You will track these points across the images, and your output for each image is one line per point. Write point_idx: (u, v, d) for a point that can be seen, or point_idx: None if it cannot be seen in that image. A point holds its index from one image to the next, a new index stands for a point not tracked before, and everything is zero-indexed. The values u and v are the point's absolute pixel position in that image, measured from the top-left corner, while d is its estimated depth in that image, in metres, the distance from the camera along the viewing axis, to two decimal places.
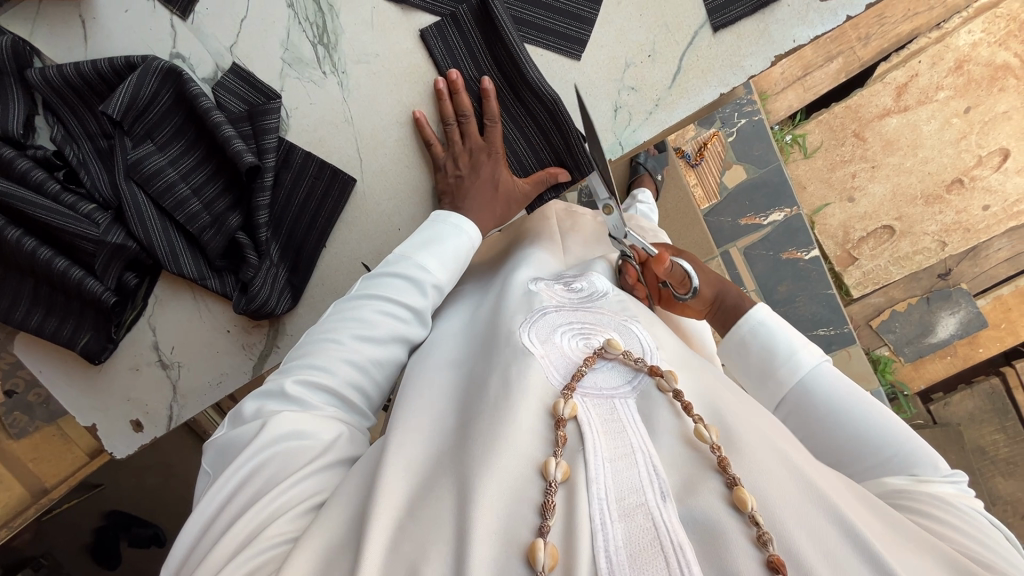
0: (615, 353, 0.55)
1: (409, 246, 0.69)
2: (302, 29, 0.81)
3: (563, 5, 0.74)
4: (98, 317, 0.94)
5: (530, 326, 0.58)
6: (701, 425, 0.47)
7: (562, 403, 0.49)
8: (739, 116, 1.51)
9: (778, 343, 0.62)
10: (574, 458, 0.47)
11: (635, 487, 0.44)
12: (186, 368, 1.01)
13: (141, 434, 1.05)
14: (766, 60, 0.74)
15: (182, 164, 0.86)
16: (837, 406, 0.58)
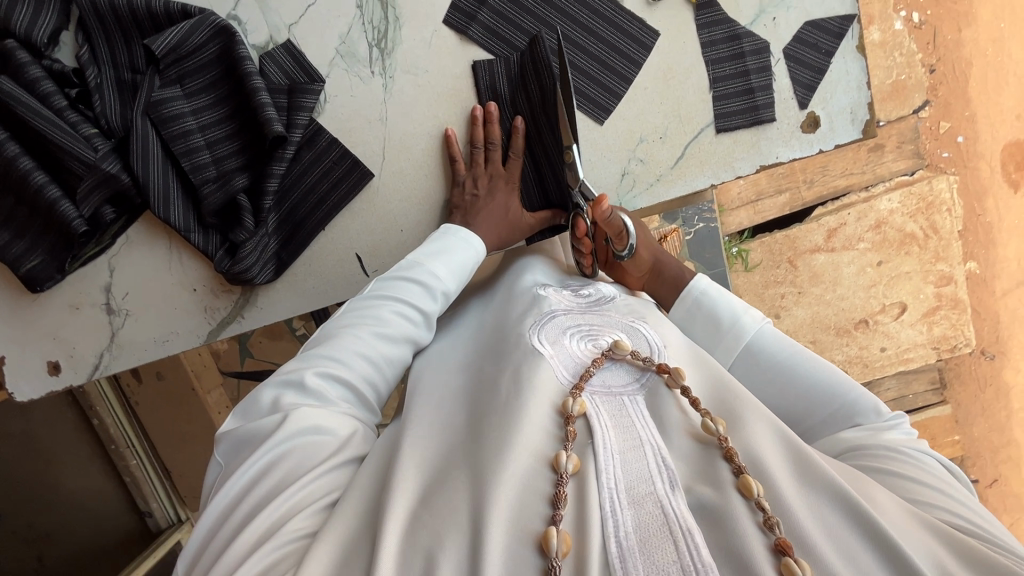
0: (623, 354, 0.61)
1: (423, 255, 0.75)
2: (364, 30, 0.86)
3: (600, 76, 0.84)
4: (56, 242, 0.88)
5: (540, 329, 0.66)
6: (709, 419, 0.54)
7: (572, 401, 0.56)
8: (699, 219, 1.68)
9: (722, 310, 0.71)
10: (584, 452, 0.53)
11: (644, 477, 0.50)
12: (132, 319, 0.96)
13: (56, 378, 0.97)
14: (752, 167, 0.86)
15: (205, 117, 0.86)
16: (774, 365, 0.66)
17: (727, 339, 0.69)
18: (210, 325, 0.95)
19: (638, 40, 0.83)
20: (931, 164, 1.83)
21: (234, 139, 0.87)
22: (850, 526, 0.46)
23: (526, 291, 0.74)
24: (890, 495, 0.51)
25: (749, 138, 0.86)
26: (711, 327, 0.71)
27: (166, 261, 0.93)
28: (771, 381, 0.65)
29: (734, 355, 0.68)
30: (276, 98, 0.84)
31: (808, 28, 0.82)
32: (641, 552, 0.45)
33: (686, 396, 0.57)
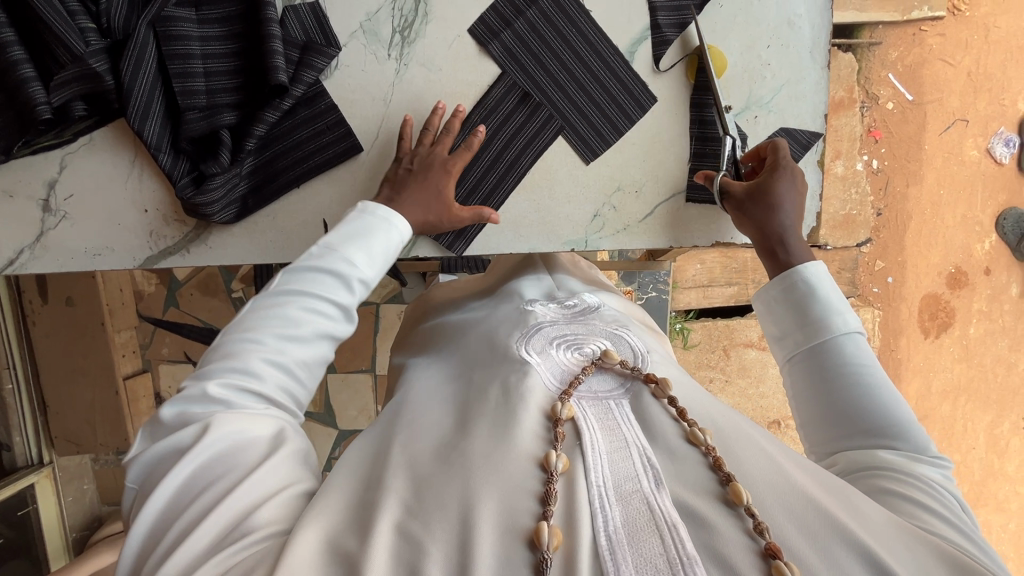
0: (612, 363, 0.68)
1: (339, 246, 0.72)
2: (391, 14, 0.87)
3: (592, 120, 0.90)
4: (11, 122, 0.83)
5: (527, 341, 0.73)
6: (697, 430, 0.61)
7: (562, 407, 0.63)
8: (652, 286, 1.90)
9: (829, 303, 0.70)
10: (572, 453, 0.59)
11: (631, 477, 0.56)
12: (68, 224, 0.91)
13: None
14: (710, 240, 0.94)
15: (212, 48, 0.86)
16: (849, 366, 0.67)
17: (816, 331, 0.69)
18: (150, 251, 0.91)
19: (638, 98, 0.89)
20: (862, 294, 2.03)
21: (234, 76, 0.87)
22: (830, 531, 0.51)
23: (509, 308, 0.82)
24: (877, 509, 0.55)
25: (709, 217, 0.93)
26: (799, 316, 0.71)
27: (123, 174, 0.90)
28: (836, 379, 0.66)
29: (809, 346, 0.69)
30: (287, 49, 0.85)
31: (782, 133, 0.90)
32: (630, 545, 0.51)
33: (673, 405, 0.64)
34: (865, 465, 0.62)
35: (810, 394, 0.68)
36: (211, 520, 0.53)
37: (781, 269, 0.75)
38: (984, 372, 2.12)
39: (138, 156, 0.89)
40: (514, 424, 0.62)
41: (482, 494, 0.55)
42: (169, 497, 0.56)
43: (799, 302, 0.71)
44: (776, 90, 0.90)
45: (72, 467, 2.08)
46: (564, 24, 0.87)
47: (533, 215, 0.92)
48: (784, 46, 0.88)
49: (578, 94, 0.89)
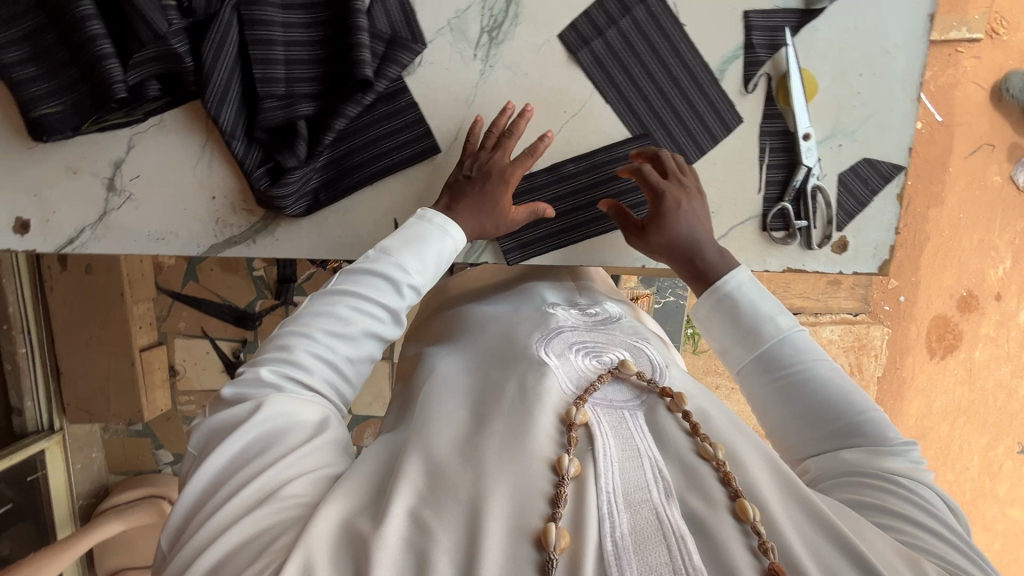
0: (628, 374, 0.68)
1: (393, 252, 0.72)
2: (480, 13, 0.85)
3: (677, 139, 0.88)
4: (85, 98, 0.81)
5: (546, 343, 0.73)
6: (708, 443, 0.60)
7: (576, 411, 0.61)
8: (670, 291, 1.91)
9: (759, 307, 0.73)
10: (585, 458, 0.58)
11: (641, 486, 0.55)
12: (132, 206, 0.88)
13: (21, 239, 0.88)
14: (782, 266, 0.93)
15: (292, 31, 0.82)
16: (795, 375, 0.69)
17: (752, 340, 0.72)
18: (215, 239, 0.89)
19: (724, 115, 0.88)
20: (873, 310, 2.05)
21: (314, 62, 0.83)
22: (834, 551, 0.51)
23: (534, 309, 0.80)
24: (883, 536, 0.55)
25: (782, 241, 0.92)
26: (732, 325, 0.74)
27: (192, 159, 0.87)
28: (786, 388, 0.69)
29: (751, 357, 0.72)
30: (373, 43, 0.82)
31: (864, 163, 0.90)
32: (635, 553, 0.49)
33: (688, 420, 0.62)
34: (837, 471, 0.64)
35: (781, 409, 0.69)
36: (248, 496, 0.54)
37: (708, 283, 0.77)
38: (984, 396, 2.10)
39: (209, 141, 0.87)
40: (532, 425, 0.60)
41: (496, 483, 0.54)
42: (219, 467, 0.57)
43: (745, 326, 0.73)
44: (863, 121, 0.88)
45: (81, 435, 2.06)
46: (655, 36, 0.86)
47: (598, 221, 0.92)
48: (876, 76, 0.87)
49: (662, 109, 0.88)
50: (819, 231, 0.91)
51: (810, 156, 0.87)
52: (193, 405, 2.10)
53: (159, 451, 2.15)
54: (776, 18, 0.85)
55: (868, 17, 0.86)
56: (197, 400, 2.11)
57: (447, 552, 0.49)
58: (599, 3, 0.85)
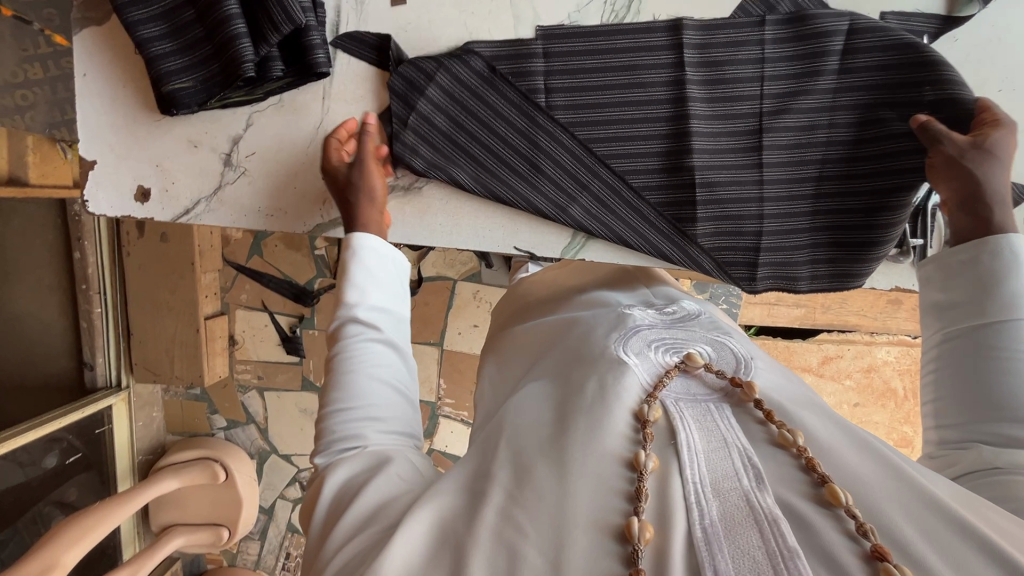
0: (696, 367, 0.64)
1: (348, 342, 0.68)
2: (600, 10, 0.86)
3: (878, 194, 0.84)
4: (214, 74, 0.83)
5: (624, 342, 0.68)
6: (787, 430, 0.55)
7: (649, 408, 0.58)
8: (723, 300, 1.87)
9: (1021, 269, 0.63)
10: (665, 454, 0.54)
11: (730, 474, 0.51)
12: (245, 181, 0.91)
13: (139, 207, 0.92)
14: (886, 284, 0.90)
15: (652, 127, 0.86)
16: (1015, 349, 0.60)
17: (1005, 303, 0.62)
18: (320, 219, 0.92)
19: None
20: None
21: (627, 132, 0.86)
22: (963, 539, 0.45)
23: (611, 313, 0.76)
24: (1005, 517, 0.49)
25: (891, 256, 0.90)
26: (978, 284, 0.64)
27: (306, 138, 0.90)
28: (993, 364, 0.60)
29: (982, 320, 0.62)
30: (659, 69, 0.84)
31: None
32: (726, 537, 0.46)
33: (759, 408, 0.58)
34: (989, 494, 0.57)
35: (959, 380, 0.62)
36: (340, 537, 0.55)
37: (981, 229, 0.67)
38: None
39: (324, 122, 0.89)
40: (605, 426, 0.57)
41: (575, 482, 0.52)
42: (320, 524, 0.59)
43: (985, 277, 0.64)
44: None
45: (145, 394, 2.16)
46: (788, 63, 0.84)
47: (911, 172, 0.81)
48: (1017, 93, 0.82)
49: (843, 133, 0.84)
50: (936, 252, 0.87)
51: None
52: (250, 374, 2.17)
53: (214, 415, 2.24)
54: (914, 22, 0.82)
55: (1012, 30, 0.81)
56: (253, 369, 2.18)
57: (535, 543, 0.48)
58: (738, 13, 0.85)
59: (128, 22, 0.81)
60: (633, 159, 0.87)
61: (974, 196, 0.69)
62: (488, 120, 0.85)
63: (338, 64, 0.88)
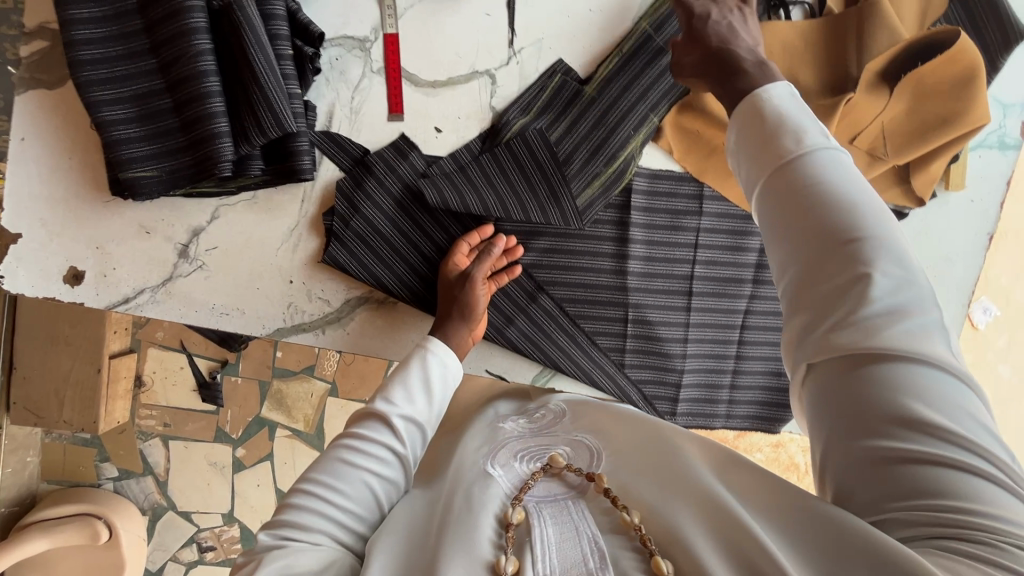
0: (559, 468, 0.55)
1: (364, 436, 0.59)
2: None
3: None
4: (184, 168, 0.77)
5: (493, 460, 0.59)
6: (626, 511, 0.47)
7: (512, 509, 0.49)
8: None
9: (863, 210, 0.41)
10: (521, 549, 0.45)
11: (576, 561, 0.43)
12: (201, 276, 0.84)
13: (67, 289, 0.82)
14: None
15: (607, 266, 0.89)
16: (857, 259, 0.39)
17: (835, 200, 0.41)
18: (283, 323, 0.85)
19: None
20: None
21: (569, 263, 0.89)
22: None
23: (485, 427, 0.69)
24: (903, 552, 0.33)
25: None
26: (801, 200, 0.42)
27: (278, 240, 0.84)
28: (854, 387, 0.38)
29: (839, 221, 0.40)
30: (607, 210, 0.88)
31: None
32: None
33: (607, 495, 0.50)
34: None
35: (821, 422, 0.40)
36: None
37: None
38: None
39: (300, 224, 0.84)
40: (457, 537, 0.46)
41: None
42: None
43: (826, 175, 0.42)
44: None
45: None
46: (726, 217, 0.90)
47: None
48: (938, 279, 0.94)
49: (769, 289, 0.92)
50: None
51: None
52: (153, 422, 1.78)
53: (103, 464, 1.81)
54: None
55: (939, 226, 0.93)
56: (157, 416, 1.77)
57: None
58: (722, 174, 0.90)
59: (88, 99, 0.74)
60: (578, 289, 0.89)
61: None
62: (418, 218, 0.84)
63: (324, 169, 0.84)
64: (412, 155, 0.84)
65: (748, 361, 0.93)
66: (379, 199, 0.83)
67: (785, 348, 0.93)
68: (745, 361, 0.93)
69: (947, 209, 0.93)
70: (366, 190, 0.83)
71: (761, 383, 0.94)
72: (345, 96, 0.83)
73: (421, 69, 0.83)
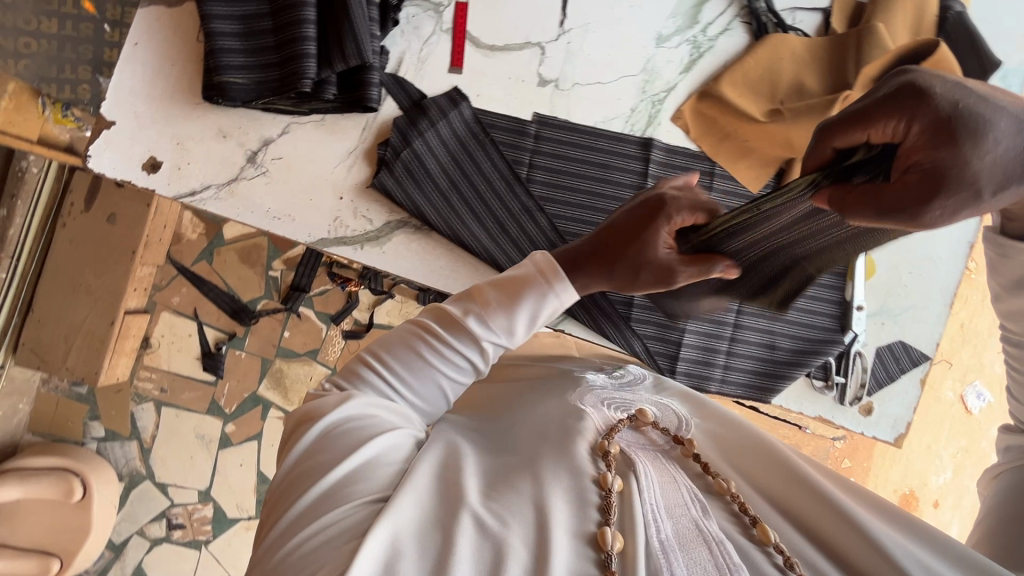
0: (646, 422, 0.61)
1: (457, 342, 0.57)
2: (622, 125, 0.99)
3: (797, 331, 1.00)
4: (271, 81, 0.89)
5: (581, 398, 0.63)
6: (721, 478, 0.55)
7: (608, 442, 0.56)
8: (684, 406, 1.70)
9: None
10: (625, 476, 0.53)
11: (682, 502, 0.51)
12: (262, 181, 0.93)
13: (143, 175, 0.91)
14: (815, 413, 1.02)
15: None
16: None
17: None
18: (326, 234, 0.94)
19: None
20: None
21: (588, 218, 0.98)
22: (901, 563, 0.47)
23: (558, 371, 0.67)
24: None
25: (819, 386, 1.02)
26: None
27: (335, 159, 0.95)
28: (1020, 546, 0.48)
29: None
30: (627, 175, 0.99)
31: (900, 345, 1.03)
32: (679, 549, 0.46)
33: (697, 460, 0.58)
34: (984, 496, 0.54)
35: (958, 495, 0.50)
36: (320, 486, 0.47)
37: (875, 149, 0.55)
38: None
39: (357, 148, 0.95)
40: (567, 458, 0.53)
41: (555, 492, 0.49)
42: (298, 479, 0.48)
43: None
44: (904, 308, 1.03)
45: None
46: (721, 211, 1.00)
47: (813, 320, 1.00)
48: (921, 278, 1.03)
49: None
50: (852, 390, 1.02)
51: (858, 323, 1.00)
52: (151, 385, 1.68)
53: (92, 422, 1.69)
54: None
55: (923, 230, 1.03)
56: (157, 380, 1.69)
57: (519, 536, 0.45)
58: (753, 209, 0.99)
59: (204, 12, 0.87)
60: None
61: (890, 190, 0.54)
62: (460, 159, 0.95)
63: (385, 105, 0.96)
64: (462, 105, 0.96)
65: (743, 331, 1.00)
66: (428, 136, 0.94)
67: (779, 324, 1.00)
68: (741, 330, 1.00)
69: None
70: (418, 127, 0.94)
71: (755, 354, 1.00)
72: (414, 47, 0.96)
73: (483, 34, 0.97)
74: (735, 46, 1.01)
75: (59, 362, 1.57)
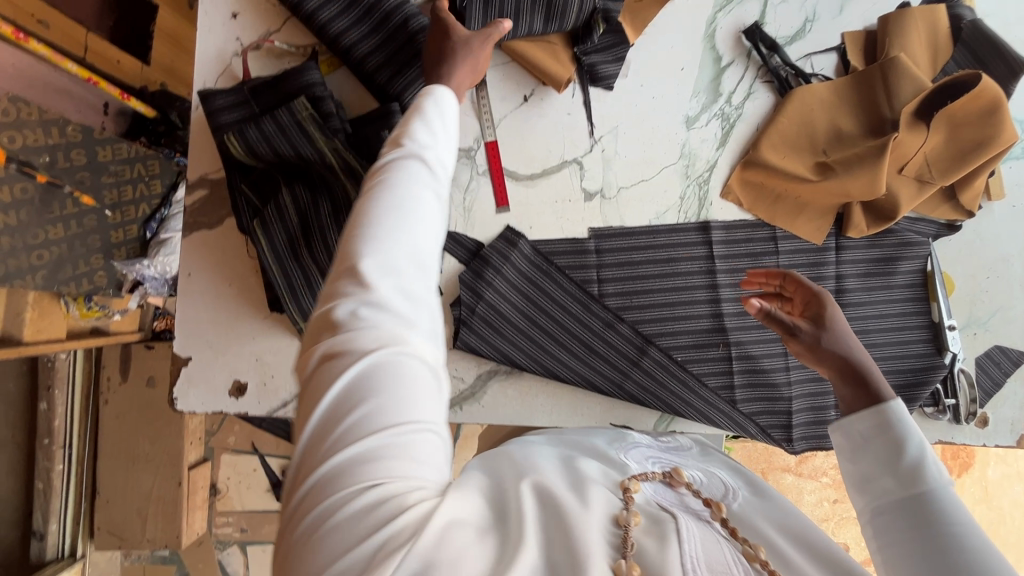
0: (681, 481, 0.66)
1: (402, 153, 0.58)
2: (677, 216, 0.99)
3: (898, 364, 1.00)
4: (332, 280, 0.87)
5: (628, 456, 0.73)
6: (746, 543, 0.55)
7: (630, 481, 0.57)
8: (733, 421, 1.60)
9: (913, 440, 0.56)
10: (660, 521, 0.51)
11: (723, 559, 0.48)
12: None
13: (233, 402, 0.90)
14: (933, 437, 1.02)
15: (704, 311, 0.98)
16: (926, 492, 0.53)
17: (905, 474, 0.54)
18: None
19: (909, 281, 1.02)
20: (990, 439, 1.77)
21: (669, 313, 0.98)
22: None
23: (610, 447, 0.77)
24: None
25: (930, 411, 1.02)
26: (886, 457, 0.56)
27: None
28: None
29: (904, 495, 0.54)
30: (694, 262, 0.98)
31: (997, 349, 1.03)
32: None
33: (726, 525, 0.58)
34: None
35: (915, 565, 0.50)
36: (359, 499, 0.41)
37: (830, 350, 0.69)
38: None
39: None
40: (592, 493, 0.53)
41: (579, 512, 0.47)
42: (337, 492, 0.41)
43: (892, 445, 0.56)
44: (991, 313, 1.03)
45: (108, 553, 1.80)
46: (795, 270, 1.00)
47: (907, 350, 1.01)
48: (1000, 279, 1.03)
49: (852, 310, 1.01)
50: (964, 407, 1.02)
51: (955, 342, 1.01)
52: (230, 529, 1.60)
53: None
54: (921, 225, 1.02)
55: (987, 234, 1.03)
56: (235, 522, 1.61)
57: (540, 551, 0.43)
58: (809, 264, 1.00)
59: (245, 227, 0.86)
60: (679, 336, 0.98)
61: (855, 374, 0.66)
62: (532, 296, 0.94)
63: (446, 264, 0.95)
64: (521, 243, 0.95)
65: None
66: (501, 289, 0.94)
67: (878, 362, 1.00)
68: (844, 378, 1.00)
69: (995, 216, 1.03)
70: (482, 278, 0.93)
71: None
72: (457, 197, 0.95)
73: (519, 165, 0.96)
74: (762, 107, 1.00)
75: (138, 538, 1.51)
